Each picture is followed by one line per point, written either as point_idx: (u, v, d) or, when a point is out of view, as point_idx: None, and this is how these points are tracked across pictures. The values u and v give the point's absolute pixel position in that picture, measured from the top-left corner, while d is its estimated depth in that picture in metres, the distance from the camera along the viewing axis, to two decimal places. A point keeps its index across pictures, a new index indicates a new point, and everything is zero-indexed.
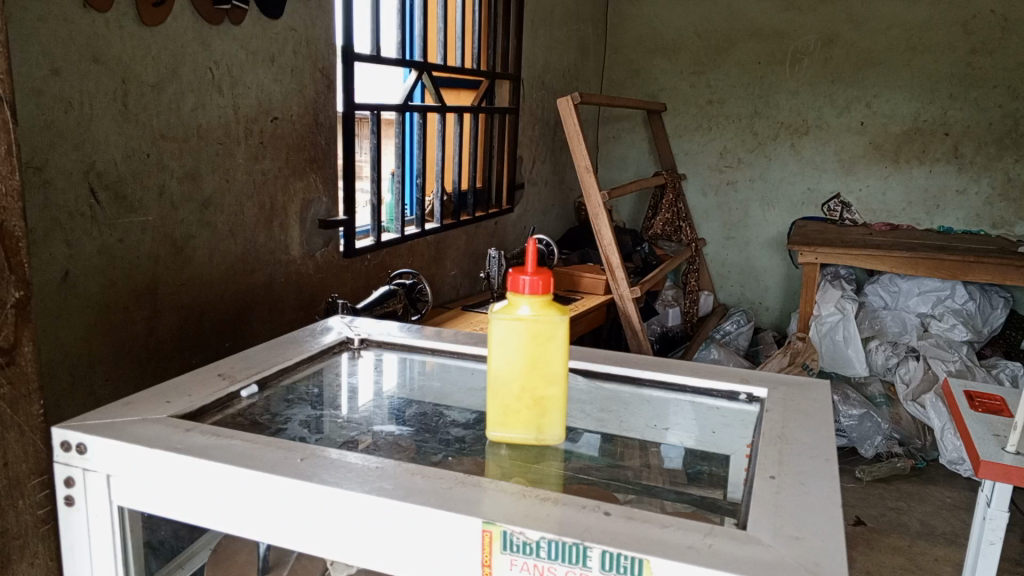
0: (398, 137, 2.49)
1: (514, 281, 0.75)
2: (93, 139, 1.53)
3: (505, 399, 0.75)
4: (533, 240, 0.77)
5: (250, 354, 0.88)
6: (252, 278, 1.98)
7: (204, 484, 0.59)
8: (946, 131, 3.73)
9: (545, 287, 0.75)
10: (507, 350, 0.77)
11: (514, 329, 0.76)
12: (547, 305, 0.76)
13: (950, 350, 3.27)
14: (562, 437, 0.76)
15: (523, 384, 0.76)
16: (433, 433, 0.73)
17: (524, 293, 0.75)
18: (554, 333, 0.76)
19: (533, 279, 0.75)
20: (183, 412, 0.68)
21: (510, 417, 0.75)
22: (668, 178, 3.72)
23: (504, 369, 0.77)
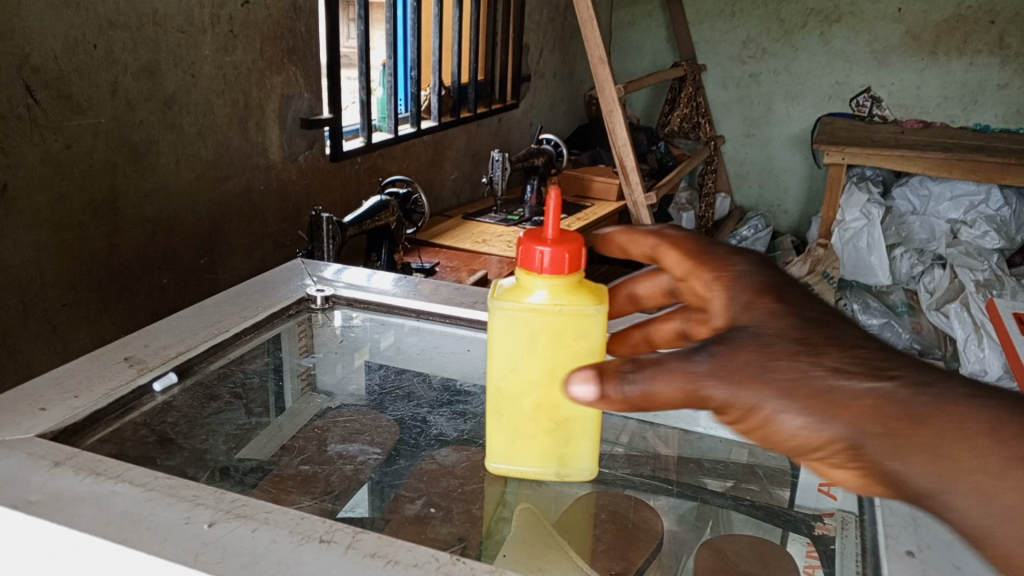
0: (390, 24, 2.20)
1: (526, 254, 0.54)
2: (27, 25, 1.28)
3: (514, 423, 0.58)
4: (555, 193, 0.55)
5: (175, 323, 0.72)
6: (227, 185, 1.75)
7: (59, 556, 0.42)
8: (991, 18, 3.40)
9: (569, 268, 0.55)
10: (515, 352, 0.57)
11: (524, 325, 0.56)
12: (572, 295, 0.55)
13: (979, 259, 3.00)
14: (590, 471, 0.61)
15: (538, 402, 0.58)
16: (410, 459, 0.59)
17: (540, 274, 0.55)
18: (581, 333, 0.56)
19: (554, 255, 0.54)
20: (58, 428, 0.53)
21: (518, 446, 0.59)
22: (688, 70, 3.36)
23: (511, 377, 0.58)
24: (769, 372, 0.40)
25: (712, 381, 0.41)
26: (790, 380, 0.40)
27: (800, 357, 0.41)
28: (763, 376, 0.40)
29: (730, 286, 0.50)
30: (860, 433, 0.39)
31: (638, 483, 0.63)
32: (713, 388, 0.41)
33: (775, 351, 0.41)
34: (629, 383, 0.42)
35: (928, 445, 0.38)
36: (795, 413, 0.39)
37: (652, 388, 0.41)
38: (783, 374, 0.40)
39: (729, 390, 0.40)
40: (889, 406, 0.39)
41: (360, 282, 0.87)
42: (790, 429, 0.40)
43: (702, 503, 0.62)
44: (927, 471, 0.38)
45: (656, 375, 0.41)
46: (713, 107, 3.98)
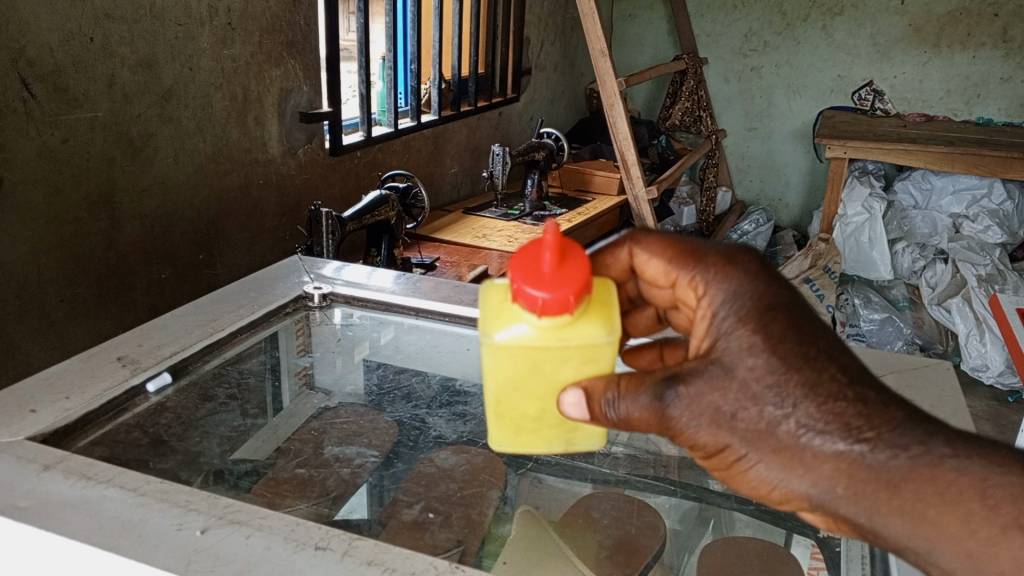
0: (389, 16, 2.18)
1: (521, 294, 0.46)
2: (23, 17, 1.26)
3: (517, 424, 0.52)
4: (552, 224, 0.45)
5: (170, 321, 0.71)
6: (226, 180, 1.74)
7: (49, 561, 0.42)
8: (995, 11, 3.37)
9: (573, 307, 0.47)
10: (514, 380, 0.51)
11: (522, 357, 0.49)
12: (577, 329, 0.48)
13: (981, 254, 2.94)
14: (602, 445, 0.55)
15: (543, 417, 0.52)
16: (407, 463, 0.58)
17: (539, 314, 0.47)
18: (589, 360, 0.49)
19: (555, 299, 0.46)
20: (49, 428, 0.52)
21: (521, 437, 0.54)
22: (688, 63, 3.33)
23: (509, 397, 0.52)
24: (735, 423, 0.45)
25: (680, 417, 0.46)
26: (753, 432, 0.45)
27: (764, 402, 0.44)
28: (729, 424, 0.45)
29: (718, 308, 0.50)
30: (825, 492, 0.44)
31: (638, 485, 0.64)
32: (683, 423, 0.46)
33: (744, 399, 0.45)
34: (614, 408, 0.48)
35: (892, 510, 0.43)
36: (759, 465, 0.45)
37: (630, 416, 0.47)
38: (746, 426, 0.45)
39: (696, 431, 0.46)
40: (857, 471, 0.43)
41: (359, 280, 0.86)
42: (759, 479, 0.46)
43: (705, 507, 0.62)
44: (887, 527, 0.43)
45: (631, 404, 0.46)
46: (714, 101, 3.96)
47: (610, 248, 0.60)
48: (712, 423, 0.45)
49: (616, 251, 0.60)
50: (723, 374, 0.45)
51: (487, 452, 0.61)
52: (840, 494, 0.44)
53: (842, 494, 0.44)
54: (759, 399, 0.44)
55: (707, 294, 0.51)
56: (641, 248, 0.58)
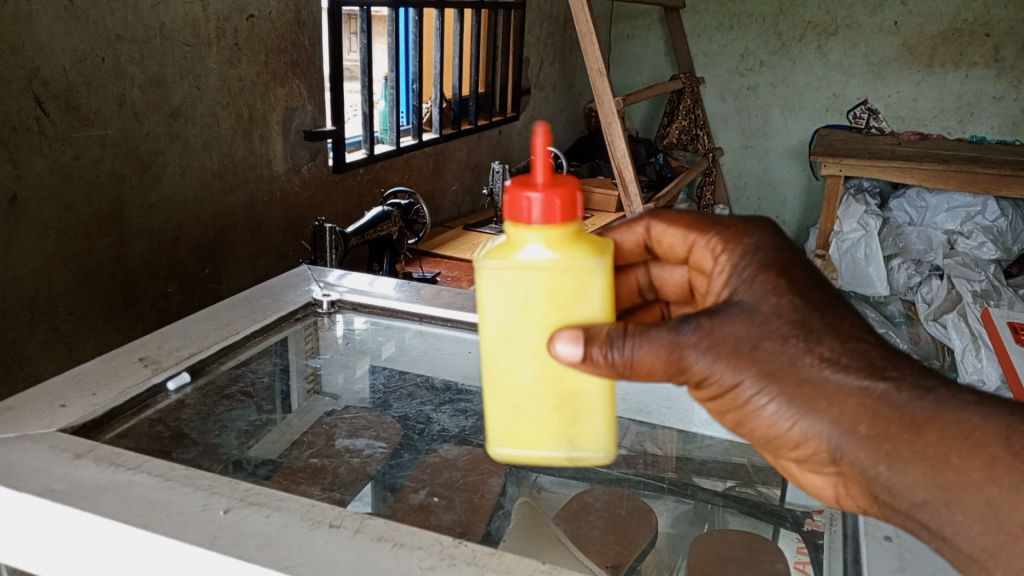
0: (392, 37, 2.23)
1: (513, 203, 0.50)
2: (37, 38, 1.30)
3: (515, 400, 0.53)
4: (541, 135, 0.50)
5: (187, 325, 0.75)
6: (232, 197, 1.78)
7: (81, 541, 0.45)
8: (987, 32, 3.43)
9: (561, 218, 0.50)
10: (509, 319, 0.52)
11: (516, 286, 0.51)
12: (566, 246, 0.50)
13: (976, 270, 2.99)
14: (605, 451, 0.54)
15: (539, 376, 0.53)
16: (414, 453, 0.61)
17: (530, 224, 0.50)
18: (580, 295, 0.51)
19: (544, 200, 0.49)
20: (76, 423, 0.55)
21: (520, 427, 0.54)
22: (686, 82, 3.37)
23: (506, 348, 0.53)
24: (762, 356, 0.49)
25: (692, 351, 0.49)
26: (776, 366, 0.49)
27: (792, 342, 0.49)
28: (750, 356, 0.49)
29: (739, 258, 0.57)
30: (845, 431, 0.49)
31: (633, 480, 0.67)
32: (697, 359, 0.49)
33: (765, 333, 0.49)
34: (615, 349, 0.49)
35: (910, 451, 0.49)
36: (774, 403, 0.50)
37: (636, 356, 0.49)
38: (770, 360, 0.49)
39: (706, 361, 0.49)
40: (880, 411, 0.49)
41: (363, 288, 0.89)
42: (770, 419, 0.51)
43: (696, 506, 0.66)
44: (902, 469, 0.49)
45: (641, 345, 0.49)
46: (711, 119, 4.02)
47: (625, 226, 0.69)
48: (733, 356, 0.49)
49: (632, 228, 0.69)
50: (750, 312, 0.50)
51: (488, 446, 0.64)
52: (860, 436, 0.49)
53: (860, 436, 0.49)
54: (786, 337, 0.49)
55: (722, 248, 0.59)
56: (657, 223, 0.68)
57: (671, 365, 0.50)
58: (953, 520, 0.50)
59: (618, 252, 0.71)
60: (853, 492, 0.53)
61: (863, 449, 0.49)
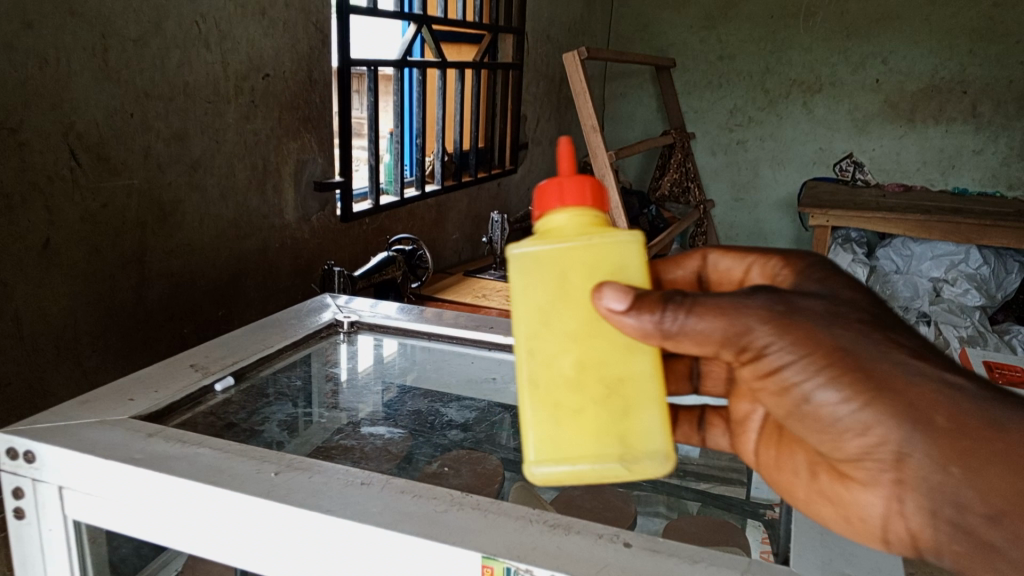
0: (398, 95, 2.38)
1: (542, 192, 0.51)
2: (73, 95, 1.37)
3: (558, 390, 0.51)
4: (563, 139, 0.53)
5: (228, 340, 0.87)
6: (246, 243, 1.87)
7: (155, 496, 0.56)
8: (964, 89, 3.61)
9: (591, 199, 0.51)
10: (547, 302, 0.51)
11: (552, 266, 0.51)
12: (597, 226, 0.51)
13: (962, 316, 3.06)
14: (659, 447, 0.51)
15: (582, 362, 0.51)
16: (426, 437, 0.72)
17: (560, 206, 0.51)
18: (619, 269, 0.52)
19: (573, 181, 0.51)
20: (144, 412, 0.66)
21: (565, 425, 0.51)
22: (676, 137, 3.53)
23: (545, 336, 0.51)
24: (833, 334, 0.52)
25: (757, 321, 0.52)
26: (847, 345, 0.52)
27: (867, 328, 0.53)
28: (820, 333, 0.52)
29: (801, 268, 0.60)
30: (928, 429, 0.52)
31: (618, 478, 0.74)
32: (760, 331, 0.52)
33: (841, 316, 0.53)
34: (676, 311, 0.51)
35: (986, 453, 0.52)
36: (839, 387, 0.52)
37: (699, 320, 0.52)
38: (843, 337, 0.52)
39: (764, 329, 0.52)
40: (959, 408, 0.52)
41: (364, 309, 1.01)
42: (829, 400, 0.53)
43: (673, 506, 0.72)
44: (975, 475, 0.52)
45: (705, 312, 0.52)
46: (702, 172, 4.17)
47: (678, 261, 0.70)
48: (802, 331, 0.52)
49: (688, 259, 0.70)
50: (829, 301, 0.54)
51: (487, 430, 0.75)
52: (935, 430, 0.52)
53: (934, 430, 0.52)
54: (863, 323, 0.53)
55: (783, 265, 0.62)
56: (712, 251, 0.69)
57: (733, 329, 0.52)
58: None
59: (669, 283, 0.71)
60: (907, 507, 0.55)
61: (934, 447, 0.52)
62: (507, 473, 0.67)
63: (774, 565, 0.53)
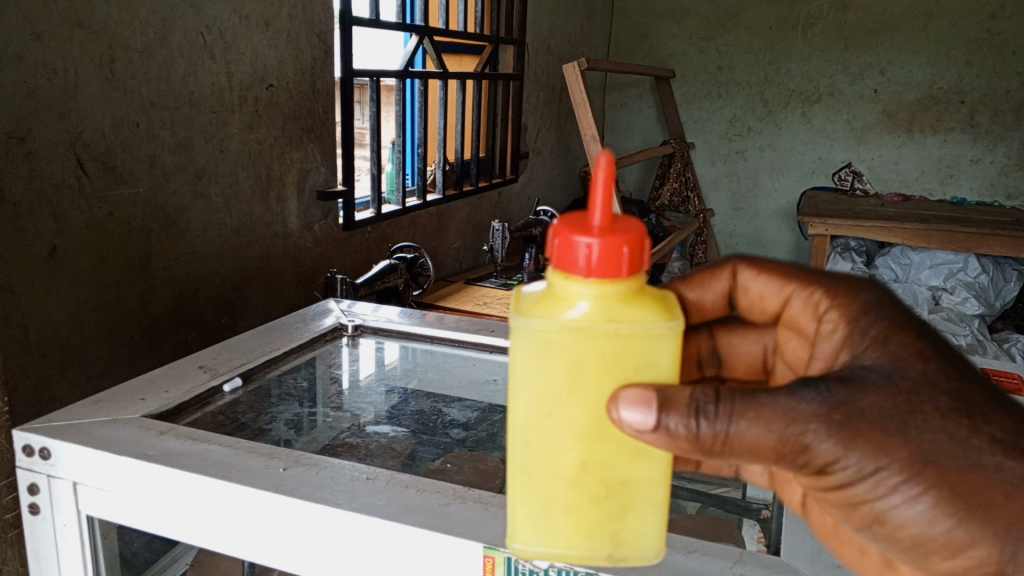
0: (400, 106, 2.40)
1: (565, 250, 0.43)
2: (81, 106, 1.39)
3: (558, 487, 0.46)
4: (605, 167, 0.43)
5: (237, 341, 0.90)
6: (250, 251, 1.88)
7: (169, 491, 0.60)
8: (962, 99, 3.64)
9: (625, 272, 0.43)
10: (555, 389, 0.45)
11: (564, 349, 0.44)
12: (627, 308, 0.44)
13: (961, 324, 3.07)
14: (650, 547, 0.48)
15: (585, 460, 0.46)
16: (429, 436, 0.74)
17: (585, 276, 0.43)
18: (643, 361, 0.45)
19: (604, 248, 0.42)
20: (156, 412, 0.70)
21: (558, 520, 0.47)
22: (676, 147, 3.55)
23: (547, 425, 0.46)
24: (916, 440, 0.45)
25: (814, 430, 0.44)
26: (935, 451, 0.46)
27: (950, 417, 0.46)
28: (903, 438, 0.45)
29: (860, 314, 0.53)
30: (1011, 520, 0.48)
31: None
32: (821, 445, 0.44)
33: (919, 410, 0.46)
34: (705, 419, 0.44)
35: None
36: (928, 500, 0.46)
37: (741, 431, 0.43)
38: (928, 439, 0.45)
39: (828, 444, 0.44)
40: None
41: (367, 313, 1.03)
42: (915, 515, 0.47)
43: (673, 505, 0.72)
44: None
45: (749, 420, 0.43)
46: (702, 182, 4.19)
47: (711, 273, 0.64)
48: (878, 440, 0.45)
49: (718, 277, 0.64)
50: (890, 382, 0.46)
51: (488, 427, 0.77)
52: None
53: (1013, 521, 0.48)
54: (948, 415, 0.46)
55: (830, 304, 0.56)
56: (742, 267, 0.63)
57: (786, 442, 0.44)
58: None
59: (696, 305, 0.66)
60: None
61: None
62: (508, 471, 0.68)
63: (767, 555, 0.57)
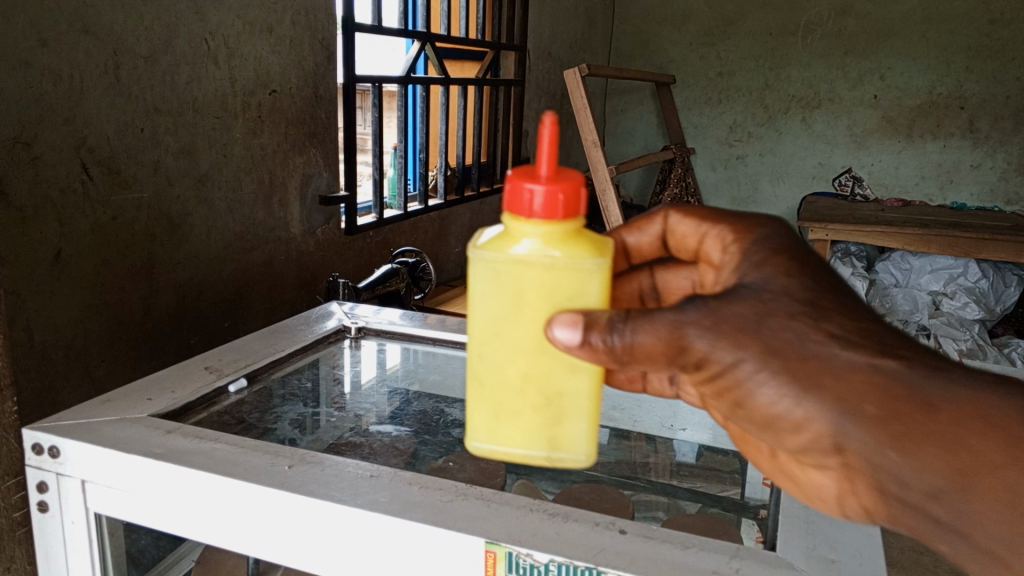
0: (402, 111, 2.41)
1: (514, 195, 0.46)
2: (86, 111, 1.40)
3: (500, 395, 0.51)
4: (551, 125, 0.46)
5: (242, 343, 0.91)
6: (253, 255, 1.89)
7: (175, 488, 0.61)
8: (961, 105, 3.65)
9: (564, 214, 0.46)
10: (502, 311, 0.49)
11: (510, 278, 0.48)
12: (565, 246, 0.47)
13: (962, 329, 3.06)
14: (583, 456, 0.51)
15: (526, 374, 0.50)
16: (430, 436, 0.75)
17: (530, 218, 0.46)
18: (576, 292, 0.48)
19: (547, 195, 0.45)
20: (163, 411, 0.71)
21: (501, 424, 0.51)
22: (677, 153, 3.57)
23: (495, 341, 0.50)
24: (770, 335, 0.48)
25: (693, 331, 0.47)
26: (782, 345, 0.48)
27: (798, 319, 0.48)
28: (755, 334, 0.48)
29: (748, 246, 0.55)
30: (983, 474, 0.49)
31: (614, 479, 0.77)
32: (698, 343, 0.48)
33: (771, 312, 0.48)
34: (617, 335, 0.47)
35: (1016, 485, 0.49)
36: (775, 383, 0.48)
37: (634, 340, 0.47)
38: (774, 336, 0.48)
39: (707, 343, 0.48)
40: (889, 389, 0.48)
41: (368, 315, 1.05)
42: (769, 397, 0.49)
43: (672, 505, 0.73)
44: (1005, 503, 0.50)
45: (640, 327, 0.48)
46: (703, 187, 4.20)
47: (646, 219, 0.67)
48: (735, 334, 0.47)
49: (651, 221, 0.66)
50: (756, 294, 0.49)
51: None
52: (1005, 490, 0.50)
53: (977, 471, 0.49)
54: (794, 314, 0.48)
55: (732, 237, 0.57)
56: (673, 213, 0.65)
57: (673, 346, 0.48)
58: (966, 511, 0.50)
59: (634, 248, 0.68)
60: (857, 488, 0.53)
61: (868, 431, 0.48)
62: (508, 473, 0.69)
63: (764, 551, 0.58)
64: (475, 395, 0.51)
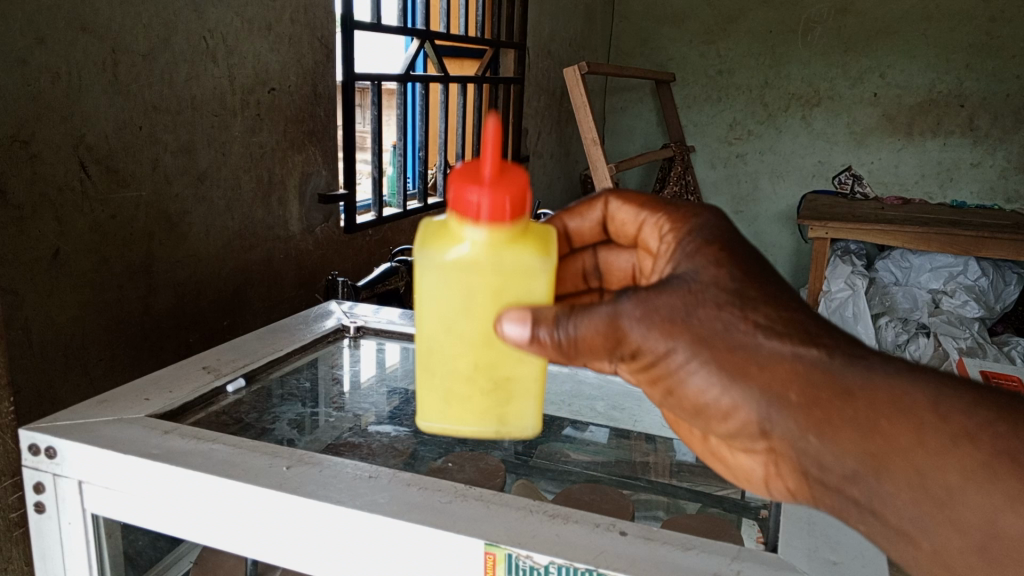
0: (401, 109, 2.40)
1: (459, 197, 0.51)
2: (84, 110, 1.40)
3: (452, 380, 0.56)
4: (492, 129, 0.51)
5: (240, 342, 0.91)
6: (252, 253, 1.89)
7: (172, 488, 0.61)
8: (961, 103, 3.65)
9: (509, 215, 0.51)
10: (452, 305, 0.54)
11: (459, 275, 0.53)
12: (511, 246, 0.52)
13: (961, 328, 3.04)
14: (529, 430, 0.57)
15: (476, 361, 0.55)
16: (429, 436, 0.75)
17: (475, 220, 0.51)
18: (523, 288, 0.53)
19: (490, 198, 0.50)
20: (160, 411, 0.71)
21: (454, 406, 0.56)
22: (676, 151, 3.57)
23: (445, 330, 0.55)
24: (699, 323, 0.50)
25: (629, 322, 0.51)
26: (709, 334, 0.50)
27: (726, 310, 0.51)
28: (685, 324, 0.50)
29: (683, 235, 0.60)
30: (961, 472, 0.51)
31: (614, 480, 0.77)
32: (635, 332, 0.51)
33: (700, 303, 0.51)
34: (562, 330, 0.51)
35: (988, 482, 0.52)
36: (704, 371, 0.51)
37: (579, 334, 0.51)
38: (705, 325, 0.50)
39: (643, 333, 0.51)
40: (811, 378, 0.50)
41: (368, 315, 1.04)
42: (700, 385, 0.52)
43: (672, 506, 0.73)
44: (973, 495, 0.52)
45: (583, 321, 0.51)
46: (703, 185, 4.20)
47: (586, 204, 0.72)
48: (666, 324, 0.50)
49: (592, 207, 0.72)
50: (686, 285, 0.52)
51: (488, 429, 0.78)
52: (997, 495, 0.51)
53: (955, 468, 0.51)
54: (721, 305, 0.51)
55: (669, 224, 0.63)
56: (613, 199, 0.71)
57: (611, 336, 0.51)
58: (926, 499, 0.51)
59: (576, 233, 0.73)
60: (782, 471, 0.55)
61: (791, 416, 0.51)
62: (507, 474, 0.69)
63: (765, 553, 0.58)
64: (428, 382, 0.56)
